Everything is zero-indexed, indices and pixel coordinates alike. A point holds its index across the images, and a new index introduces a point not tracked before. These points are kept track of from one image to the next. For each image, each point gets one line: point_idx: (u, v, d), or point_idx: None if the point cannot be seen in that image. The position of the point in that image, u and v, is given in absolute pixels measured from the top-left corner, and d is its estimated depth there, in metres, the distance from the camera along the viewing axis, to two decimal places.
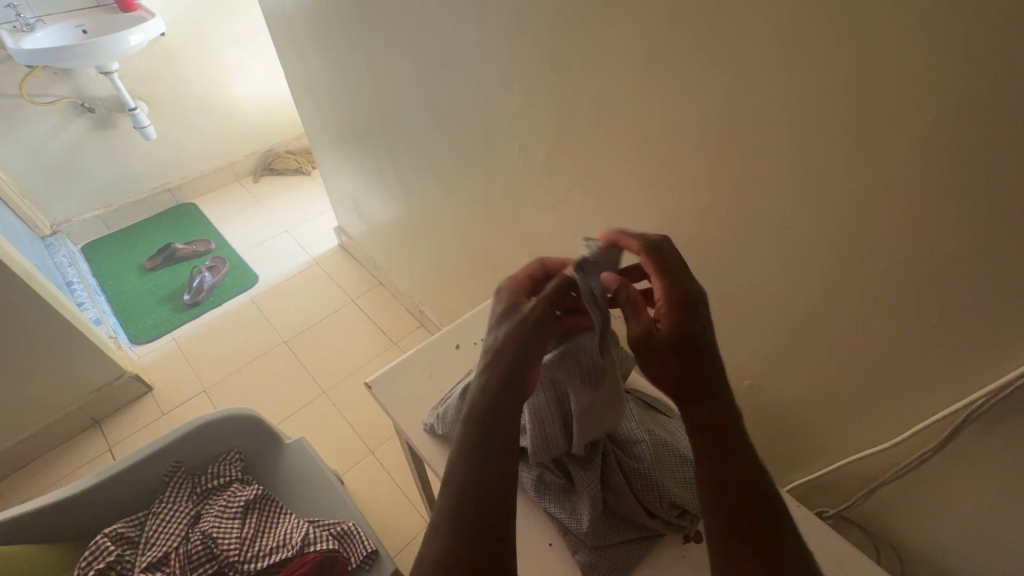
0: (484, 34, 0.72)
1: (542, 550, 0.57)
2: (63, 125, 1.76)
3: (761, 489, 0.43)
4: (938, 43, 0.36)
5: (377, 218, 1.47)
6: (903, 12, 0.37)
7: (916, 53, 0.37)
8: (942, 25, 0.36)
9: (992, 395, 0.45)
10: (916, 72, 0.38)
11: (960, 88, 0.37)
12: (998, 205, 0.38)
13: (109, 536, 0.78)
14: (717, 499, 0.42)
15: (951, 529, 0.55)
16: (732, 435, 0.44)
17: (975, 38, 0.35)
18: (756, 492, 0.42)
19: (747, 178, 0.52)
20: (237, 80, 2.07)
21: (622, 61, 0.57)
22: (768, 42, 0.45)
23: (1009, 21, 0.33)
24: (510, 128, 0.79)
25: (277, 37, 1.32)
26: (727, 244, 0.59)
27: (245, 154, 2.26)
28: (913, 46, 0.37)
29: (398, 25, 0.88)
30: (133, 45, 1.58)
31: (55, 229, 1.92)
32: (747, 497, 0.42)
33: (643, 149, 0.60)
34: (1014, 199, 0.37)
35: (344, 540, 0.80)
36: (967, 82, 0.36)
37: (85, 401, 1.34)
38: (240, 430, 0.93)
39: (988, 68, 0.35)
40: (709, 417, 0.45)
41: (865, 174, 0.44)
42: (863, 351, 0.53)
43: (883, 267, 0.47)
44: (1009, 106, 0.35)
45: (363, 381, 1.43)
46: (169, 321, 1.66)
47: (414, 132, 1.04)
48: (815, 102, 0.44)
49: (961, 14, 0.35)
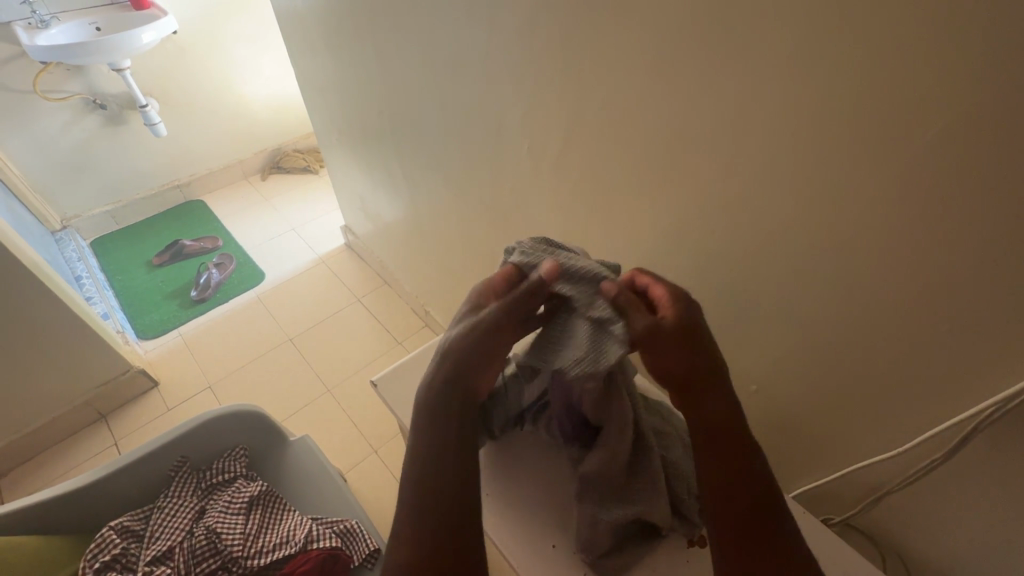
0: (495, 37, 0.73)
1: (546, 552, 0.55)
2: (75, 120, 1.77)
3: (763, 486, 0.44)
4: (954, 48, 0.36)
5: (384, 218, 1.47)
6: (917, 18, 0.37)
7: (931, 58, 0.37)
8: (957, 30, 0.35)
9: (1001, 404, 0.45)
10: (929, 77, 0.38)
11: (974, 94, 0.36)
12: (1012, 213, 0.38)
13: (114, 529, 0.79)
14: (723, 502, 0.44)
15: (958, 538, 0.54)
16: (735, 432, 0.46)
17: (990, 45, 0.34)
18: (759, 489, 0.44)
19: (755, 185, 0.53)
20: (247, 78, 2.08)
21: (634, 67, 0.57)
22: (779, 51, 0.45)
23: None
24: (519, 130, 0.79)
25: (288, 36, 1.32)
26: (733, 251, 0.59)
27: (254, 151, 2.28)
28: (928, 51, 0.37)
29: (409, 25, 0.89)
30: (145, 43, 1.60)
31: (65, 223, 1.93)
32: (748, 493, 0.44)
33: (652, 155, 0.61)
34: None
35: (347, 538, 0.80)
36: (981, 88, 0.36)
37: (91, 395, 1.35)
38: (246, 426, 0.93)
39: (1002, 73, 0.35)
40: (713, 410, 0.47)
41: (874, 185, 0.44)
42: (869, 360, 0.53)
43: (893, 273, 0.47)
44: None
45: (368, 379, 1.44)
46: (175, 316, 1.67)
47: (423, 133, 1.04)
48: (825, 112, 0.44)
49: (976, 20, 0.34)
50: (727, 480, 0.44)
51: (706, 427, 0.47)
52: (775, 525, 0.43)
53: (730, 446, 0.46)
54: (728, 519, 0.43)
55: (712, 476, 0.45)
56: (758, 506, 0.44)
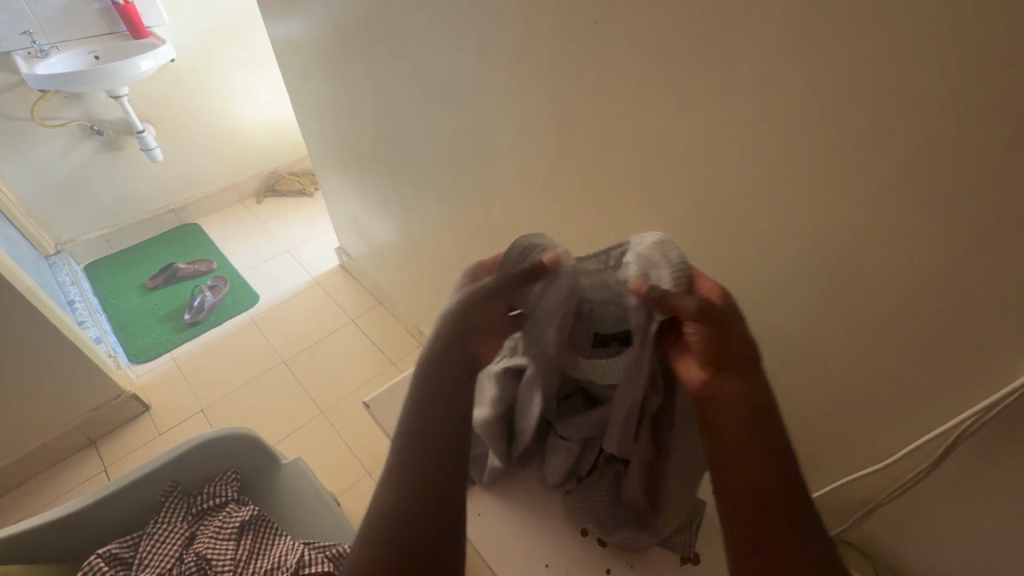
0: (484, 63, 0.75)
1: (539, 572, 0.52)
2: (72, 145, 1.79)
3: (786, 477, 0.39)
4: (935, 57, 0.37)
5: (377, 239, 1.48)
6: (898, 28, 0.38)
7: (918, 67, 0.38)
8: (942, 40, 0.36)
9: (984, 413, 0.46)
10: (914, 86, 0.39)
11: (958, 101, 0.37)
12: (997, 219, 0.39)
13: (102, 556, 0.78)
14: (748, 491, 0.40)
15: (951, 550, 0.54)
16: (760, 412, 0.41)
17: (973, 52, 0.35)
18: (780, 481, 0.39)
19: (739, 204, 0.54)
20: (244, 104, 2.12)
21: (618, 92, 0.59)
22: (755, 75, 0.47)
23: (1010, 34, 0.33)
24: (509, 153, 0.81)
25: (283, 62, 1.34)
26: (719, 268, 0.60)
27: (249, 175, 2.31)
28: (916, 62, 0.38)
29: (401, 51, 0.91)
30: (143, 71, 1.63)
31: (59, 248, 1.94)
32: (761, 477, 0.40)
33: (638, 175, 0.62)
34: (1018, 213, 0.38)
35: (339, 564, 0.78)
36: (967, 96, 0.37)
37: (82, 420, 1.33)
38: (238, 450, 0.92)
39: (989, 80, 0.35)
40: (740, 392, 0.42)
41: (852, 202, 0.46)
42: (855, 372, 0.54)
43: (875, 286, 0.48)
44: (1007, 121, 0.36)
45: (362, 400, 1.43)
46: (168, 340, 1.66)
47: (415, 155, 1.06)
48: (802, 131, 0.46)
49: (961, 29, 0.35)
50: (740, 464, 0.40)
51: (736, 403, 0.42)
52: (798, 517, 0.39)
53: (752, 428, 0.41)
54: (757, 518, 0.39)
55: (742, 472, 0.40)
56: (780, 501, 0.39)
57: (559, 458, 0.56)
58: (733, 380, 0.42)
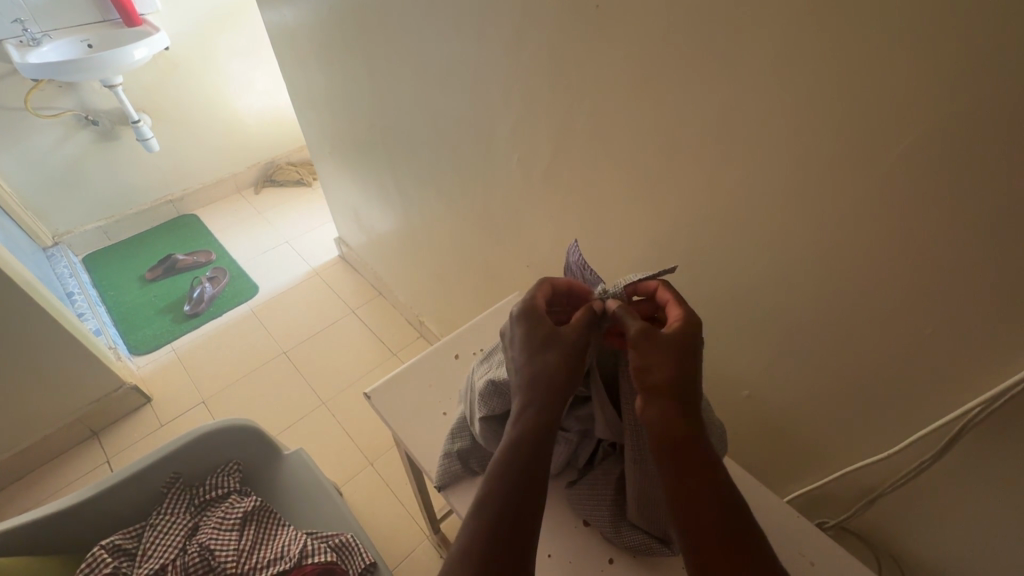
0: (482, 49, 0.74)
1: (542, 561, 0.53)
2: (68, 136, 1.77)
3: (720, 493, 0.41)
4: (941, 42, 0.36)
5: (376, 229, 1.47)
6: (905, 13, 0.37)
7: (926, 54, 0.37)
8: (953, 28, 0.35)
9: (990, 403, 0.45)
10: (925, 75, 0.37)
11: (965, 89, 0.36)
12: (1008, 212, 0.38)
13: (105, 548, 0.78)
14: (694, 515, 0.40)
15: (951, 538, 0.54)
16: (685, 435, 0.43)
17: (980, 36, 0.34)
18: (716, 501, 0.41)
19: (740, 194, 0.53)
20: (240, 93, 2.10)
21: (619, 78, 0.58)
22: (758, 62, 0.46)
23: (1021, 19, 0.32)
24: (509, 141, 0.80)
25: (278, 49, 1.32)
26: (722, 258, 0.60)
27: (247, 165, 2.30)
28: (926, 50, 0.37)
29: (398, 37, 0.89)
30: (138, 59, 1.61)
31: (57, 240, 1.92)
32: (699, 500, 0.41)
33: (639, 164, 0.62)
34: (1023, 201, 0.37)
35: (343, 553, 0.79)
36: (980, 84, 0.35)
37: (83, 411, 1.33)
38: (239, 441, 0.93)
39: (1001, 66, 0.34)
40: (670, 416, 0.43)
41: (855, 192, 0.45)
42: (856, 363, 0.54)
43: (879, 278, 0.47)
44: (1016, 107, 0.35)
45: (363, 391, 1.44)
46: (168, 332, 1.66)
47: (414, 144, 1.05)
48: (806, 120, 0.45)
49: (971, 13, 0.34)
50: (681, 489, 0.41)
51: (667, 427, 0.43)
52: (743, 539, 0.39)
53: (684, 451, 0.42)
54: (701, 543, 0.39)
55: (684, 497, 0.41)
56: (716, 517, 0.40)
57: (559, 449, 0.56)
58: (664, 403, 0.44)
